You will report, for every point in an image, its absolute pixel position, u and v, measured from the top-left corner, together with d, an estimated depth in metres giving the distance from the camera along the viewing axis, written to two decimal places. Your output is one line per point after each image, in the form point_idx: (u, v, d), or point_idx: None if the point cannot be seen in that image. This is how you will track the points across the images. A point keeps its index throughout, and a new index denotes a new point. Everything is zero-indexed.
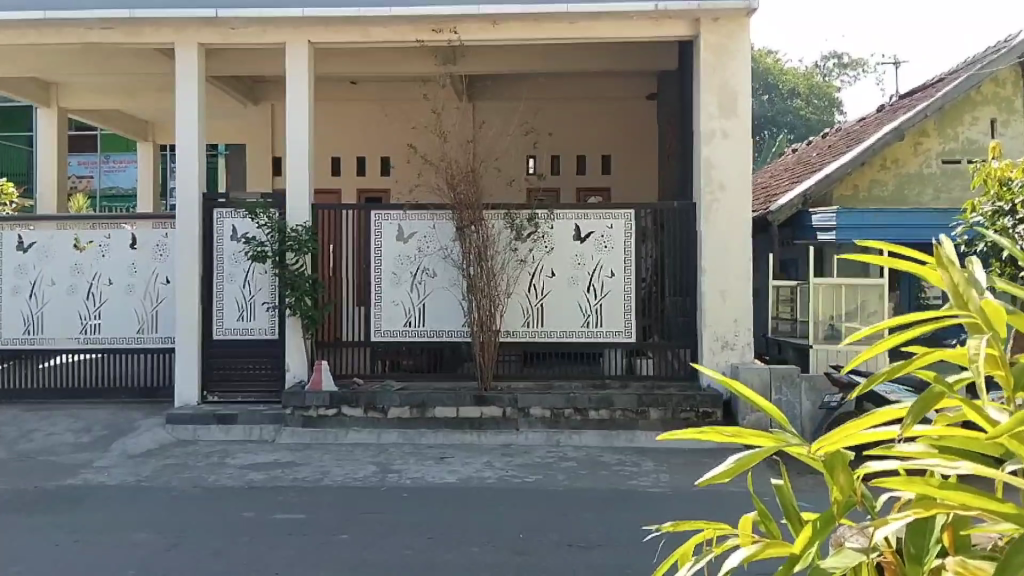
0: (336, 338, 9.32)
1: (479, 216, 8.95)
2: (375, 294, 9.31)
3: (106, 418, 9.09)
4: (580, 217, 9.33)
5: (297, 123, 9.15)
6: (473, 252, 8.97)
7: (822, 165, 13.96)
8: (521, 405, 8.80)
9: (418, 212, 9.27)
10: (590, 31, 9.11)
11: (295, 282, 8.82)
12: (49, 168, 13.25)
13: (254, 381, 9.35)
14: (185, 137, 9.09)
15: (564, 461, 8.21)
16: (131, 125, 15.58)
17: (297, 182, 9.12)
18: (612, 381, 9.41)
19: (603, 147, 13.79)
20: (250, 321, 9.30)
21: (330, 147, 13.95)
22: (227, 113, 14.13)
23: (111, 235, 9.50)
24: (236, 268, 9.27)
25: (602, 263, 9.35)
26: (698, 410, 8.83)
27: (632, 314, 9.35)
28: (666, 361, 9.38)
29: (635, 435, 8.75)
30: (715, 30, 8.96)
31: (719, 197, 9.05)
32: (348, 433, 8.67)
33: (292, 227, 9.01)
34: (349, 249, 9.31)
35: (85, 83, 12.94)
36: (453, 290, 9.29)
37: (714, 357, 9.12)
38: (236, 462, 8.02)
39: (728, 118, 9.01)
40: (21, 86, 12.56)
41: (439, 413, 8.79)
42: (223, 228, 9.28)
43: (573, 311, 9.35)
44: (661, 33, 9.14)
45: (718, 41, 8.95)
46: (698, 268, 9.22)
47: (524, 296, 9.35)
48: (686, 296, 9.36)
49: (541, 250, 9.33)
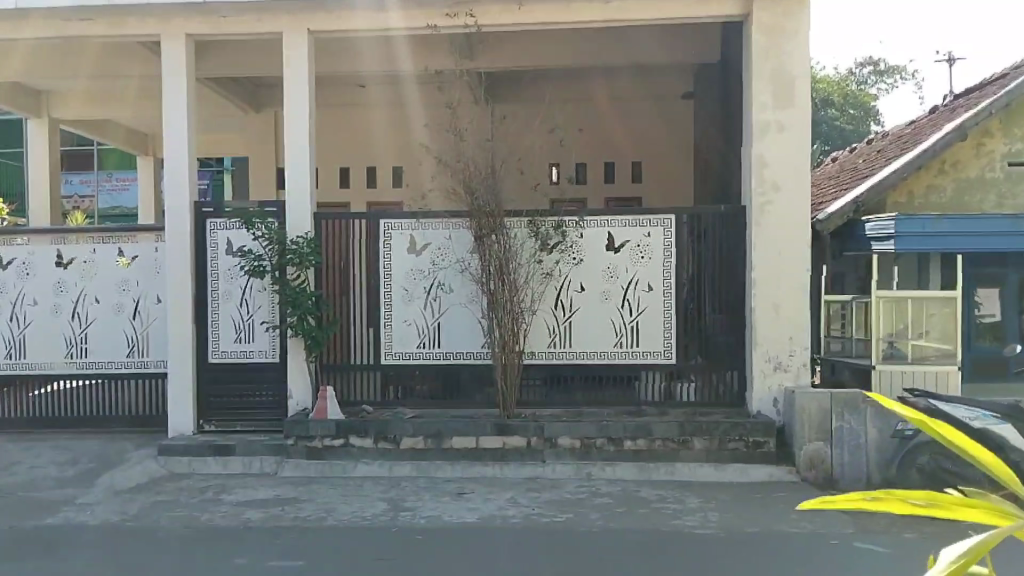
0: (346, 361, 8.43)
1: (500, 224, 8.02)
2: (386, 312, 8.42)
3: (91, 451, 8.21)
4: (612, 224, 8.37)
5: (299, 126, 8.39)
6: (493, 264, 8.02)
7: (876, 171, 12.96)
8: (548, 435, 7.70)
9: (432, 220, 8.38)
10: (626, 12, 8.29)
11: (296, 300, 7.98)
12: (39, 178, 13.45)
13: (251, 407, 8.45)
14: (172, 142, 8.41)
15: (599, 497, 7.18)
16: (132, 138, 15.41)
17: (297, 191, 8.32)
18: (648, 408, 8.43)
19: (632, 155, 12.89)
20: (248, 343, 8.46)
21: (340, 157, 13.22)
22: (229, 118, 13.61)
23: (98, 249, 8.72)
24: (232, 285, 8.48)
25: (638, 275, 8.39)
26: (748, 440, 7.78)
27: (671, 331, 8.37)
28: (707, 384, 8.41)
29: (674, 467, 7.68)
30: (768, 7, 8.13)
31: (773, 198, 8.15)
32: (356, 466, 7.70)
33: (293, 239, 8.21)
34: (358, 263, 8.44)
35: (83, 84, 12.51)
36: (470, 307, 8.38)
37: (765, 380, 8.13)
38: (231, 498, 7.07)
39: (784, 108, 8.17)
40: (12, 95, 12.65)
41: (457, 443, 7.75)
42: (217, 240, 8.49)
43: (605, 329, 8.39)
44: (707, 14, 8.31)
45: (771, 20, 8.14)
46: (746, 279, 8.30)
47: (551, 314, 8.41)
48: (733, 309, 8.37)
49: (569, 261, 8.38)
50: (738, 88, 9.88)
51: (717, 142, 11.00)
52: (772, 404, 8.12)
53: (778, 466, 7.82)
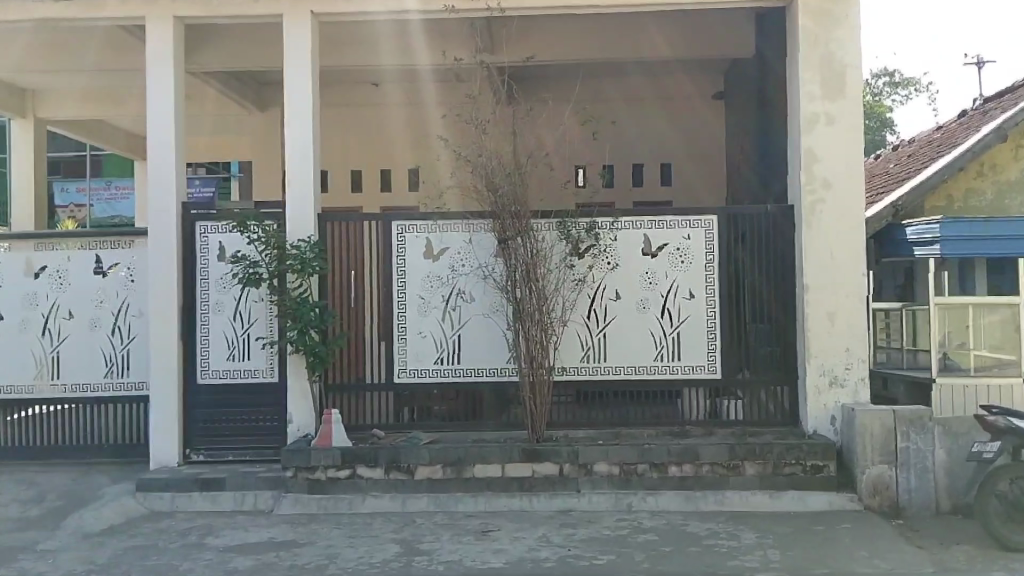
0: (358, 379, 7.54)
1: (527, 225, 7.17)
2: (398, 325, 7.56)
3: (65, 482, 7.31)
4: (649, 226, 7.56)
5: (299, 119, 7.56)
6: (519, 269, 7.17)
7: (913, 174, 12.13)
8: (582, 461, 6.81)
9: (450, 222, 7.54)
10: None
11: (297, 311, 7.16)
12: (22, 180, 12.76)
13: (246, 431, 7.57)
14: (157, 137, 7.57)
15: (642, 532, 6.23)
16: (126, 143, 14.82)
17: (298, 191, 7.50)
18: (692, 428, 7.57)
19: (659, 157, 12.30)
20: (243, 361, 7.59)
21: (349, 161, 12.41)
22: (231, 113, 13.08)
23: (72, 257, 7.85)
24: (224, 296, 7.60)
25: (677, 281, 7.56)
26: (805, 464, 6.86)
27: (715, 343, 7.54)
28: (756, 402, 7.55)
29: (724, 497, 6.76)
30: None
31: (826, 196, 7.34)
32: (365, 500, 6.81)
33: (293, 244, 7.36)
34: (366, 271, 7.58)
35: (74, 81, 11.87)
36: (492, 317, 7.53)
37: (821, 397, 7.27)
38: (218, 542, 6.16)
39: (834, 100, 7.37)
40: None
41: (479, 472, 6.85)
42: (208, 246, 7.64)
43: (643, 341, 7.55)
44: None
45: (816, 5, 7.36)
46: (797, 285, 7.48)
47: (583, 325, 7.55)
48: (785, 318, 7.54)
49: (602, 266, 7.55)
50: (780, 83, 9.12)
51: (752, 134, 10.58)
52: (829, 422, 7.25)
53: (839, 492, 6.86)
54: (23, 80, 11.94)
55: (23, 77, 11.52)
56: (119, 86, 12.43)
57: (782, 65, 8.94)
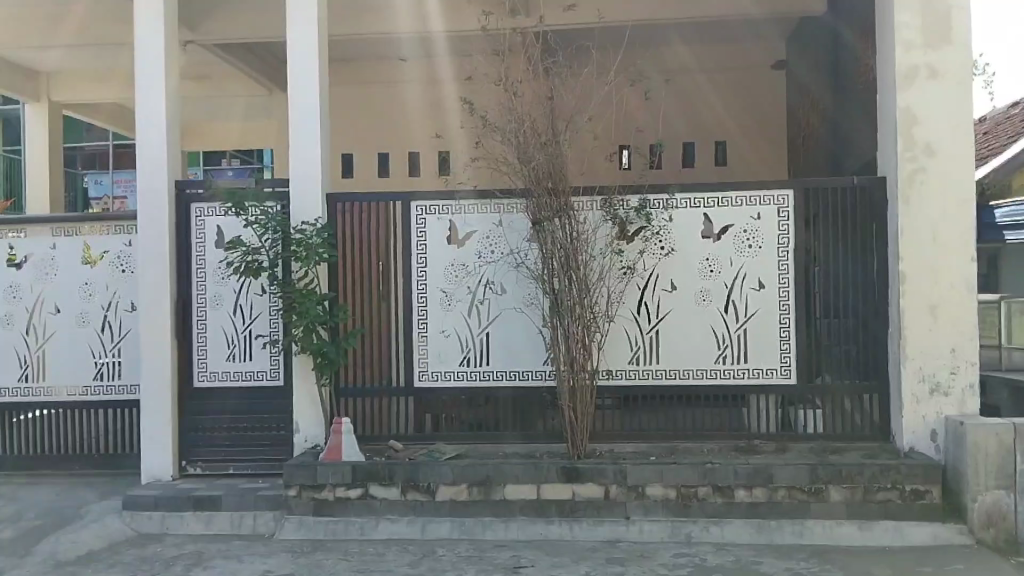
0: (372, 383, 6.60)
1: (567, 203, 6.09)
2: (418, 322, 6.58)
3: (49, 498, 6.53)
4: (710, 205, 6.43)
5: (305, 84, 6.60)
6: (557, 256, 6.11)
7: (1000, 149, 10.72)
8: (633, 483, 5.75)
9: (478, 202, 6.52)
10: None
11: (303, 304, 6.23)
12: (37, 165, 12.07)
13: (247, 442, 6.69)
14: (147, 108, 6.69)
15: (706, 572, 5.15)
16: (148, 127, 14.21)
17: (304, 167, 6.55)
18: (761, 442, 6.45)
19: (711, 136, 11.13)
20: (244, 362, 6.71)
21: (374, 142, 11.50)
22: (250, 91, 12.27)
23: (57, 244, 7.06)
24: (223, 288, 6.73)
25: (743, 269, 6.43)
26: (903, 489, 5.68)
27: (789, 342, 6.40)
28: (838, 413, 6.41)
29: (803, 527, 5.65)
30: None
31: (926, 166, 6.13)
32: (378, 525, 5.86)
33: (299, 228, 6.42)
34: (382, 259, 6.62)
35: (86, 58, 11.19)
36: (526, 312, 6.51)
37: (918, 407, 6.10)
38: (205, 574, 5.26)
39: (936, 50, 6.14)
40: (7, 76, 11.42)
41: (511, 494, 5.84)
42: (205, 231, 6.76)
43: (703, 340, 6.45)
44: None
45: None
46: (888, 274, 6.29)
47: (632, 321, 6.48)
48: (872, 312, 6.37)
49: (654, 252, 6.46)
50: (861, 42, 7.90)
51: (823, 97, 9.26)
52: (929, 437, 6.07)
53: (945, 522, 5.68)
54: (31, 59, 11.31)
55: (30, 54, 10.88)
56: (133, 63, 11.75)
57: (865, 21, 7.72)
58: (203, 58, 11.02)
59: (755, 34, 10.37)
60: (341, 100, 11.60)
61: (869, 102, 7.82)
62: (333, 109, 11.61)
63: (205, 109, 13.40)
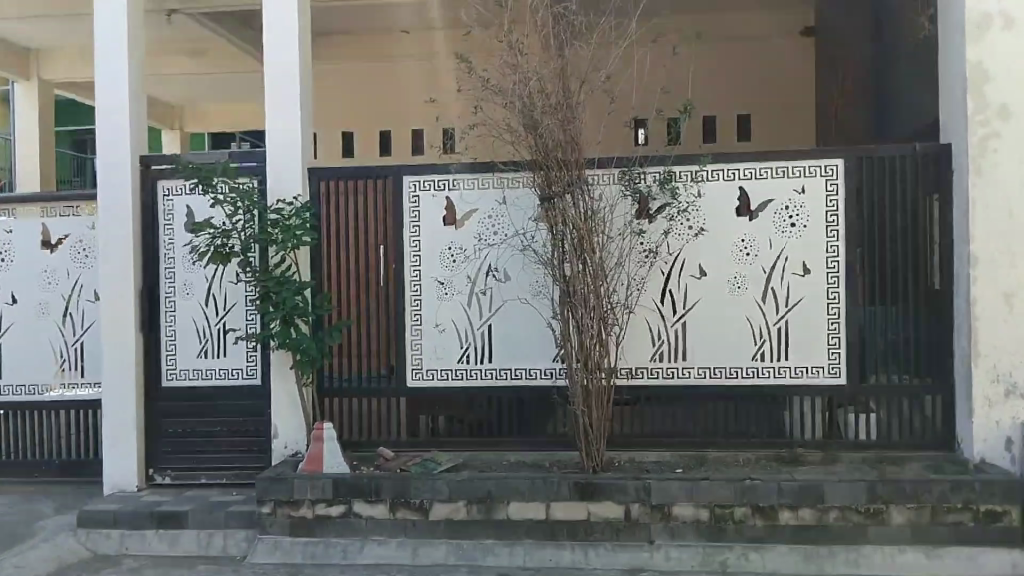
0: (359, 383, 5.81)
1: (579, 175, 5.22)
2: (411, 313, 5.77)
3: (3, 513, 5.86)
4: (747, 177, 5.54)
5: (283, 42, 5.76)
6: (568, 237, 5.23)
7: None
8: (658, 501, 4.94)
9: (479, 176, 5.69)
10: None
11: (279, 294, 5.41)
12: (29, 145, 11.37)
13: (222, 449, 5.97)
14: (106, 69, 5.85)
15: None
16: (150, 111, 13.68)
17: (282, 137, 5.73)
18: (805, 451, 5.61)
19: (735, 109, 10.14)
20: (217, 358, 5.94)
21: (376, 119, 10.68)
22: (245, 67, 11.47)
23: (13, 227, 6.32)
24: (193, 275, 5.94)
25: (785, 251, 5.55)
26: (977, 509, 4.81)
27: (838, 337, 5.52)
28: (895, 417, 5.54)
29: (859, 555, 4.82)
30: None
31: (1002, 131, 5.15)
32: (364, 547, 5.11)
33: (277, 206, 5.61)
34: (370, 242, 5.81)
35: (68, 33, 10.44)
36: (534, 303, 5.69)
37: (992, 412, 5.21)
38: None
39: None
40: None
41: (516, 513, 5.05)
42: (173, 211, 5.95)
43: (738, 333, 5.60)
44: None
45: None
46: (955, 257, 5.39)
47: (655, 311, 5.63)
48: (934, 301, 5.49)
49: (681, 233, 5.60)
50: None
51: (859, 61, 8.27)
52: (1005, 447, 5.19)
53: None
54: (13, 35, 10.58)
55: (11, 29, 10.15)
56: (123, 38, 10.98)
57: None
58: (192, 30, 10.24)
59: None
60: (338, 74, 10.77)
61: (913, 65, 6.86)
62: (329, 84, 10.79)
63: (200, 87, 12.67)
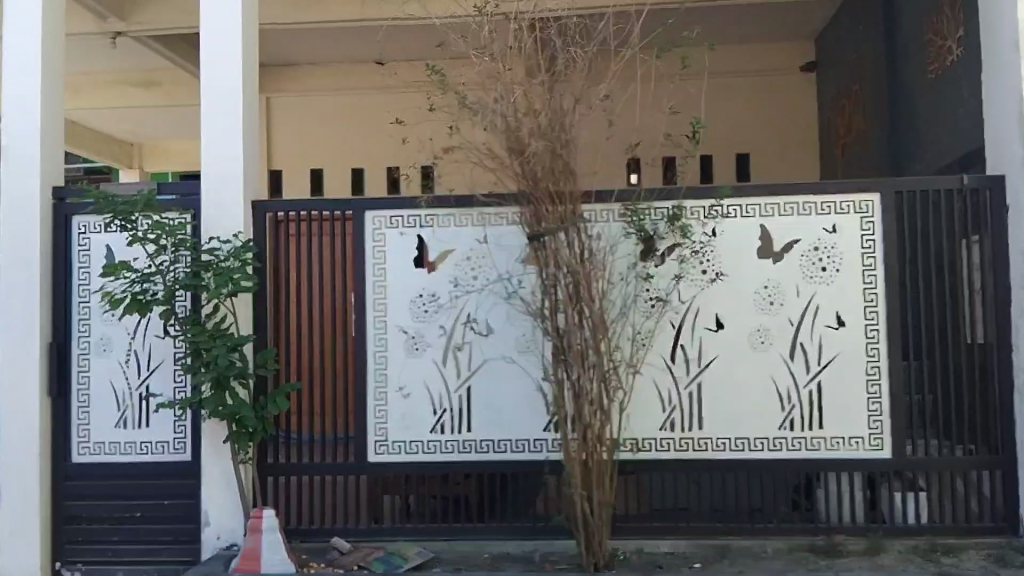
0: (310, 458, 4.83)
1: (577, 209, 4.37)
2: (375, 373, 4.85)
3: None
4: (770, 213, 4.74)
5: (223, 55, 4.92)
6: (564, 282, 4.34)
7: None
8: None
9: (456, 212, 4.84)
10: None
11: (210, 352, 4.44)
12: None
13: (142, 538, 4.93)
14: (13, 86, 4.95)
15: None
16: (106, 148, 12.85)
17: (220, 164, 4.86)
18: (845, 538, 4.70)
19: (733, 148, 9.48)
20: (138, 429, 4.94)
21: (346, 155, 9.86)
22: None
23: None
24: (112, 329, 4.98)
25: (815, 299, 4.73)
26: None
27: (880, 401, 4.67)
28: (949, 497, 4.68)
29: None
30: None
31: None
32: None
33: (212, 247, 4.68)
34: (325, 288, 4.90)
35: None
36: (520, 360, 4.79)
37: None
38: None
39: None
40: None
41: None
42: (90, 253, 5.01)
43: (762, 396, 4.74)
44: None
45: None
46: (1016, 306, 4.60)
47: (665, 371, 4.77)
48: (988, 358, 4.70)
49: (694, 278, 4.77)
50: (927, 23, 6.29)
51: (870, 93, 7.61)
52: None
53: None
54: None
55: None
56: (74, 68, 10.18)
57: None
58: (144, 57, 9.42)
59: (784, 19, 8.71)
60: (304, 107, 9.96)
61: (937, 92, 6.17)
62: (295, 117, 9.97)
63: (157, 121, 11.77)
